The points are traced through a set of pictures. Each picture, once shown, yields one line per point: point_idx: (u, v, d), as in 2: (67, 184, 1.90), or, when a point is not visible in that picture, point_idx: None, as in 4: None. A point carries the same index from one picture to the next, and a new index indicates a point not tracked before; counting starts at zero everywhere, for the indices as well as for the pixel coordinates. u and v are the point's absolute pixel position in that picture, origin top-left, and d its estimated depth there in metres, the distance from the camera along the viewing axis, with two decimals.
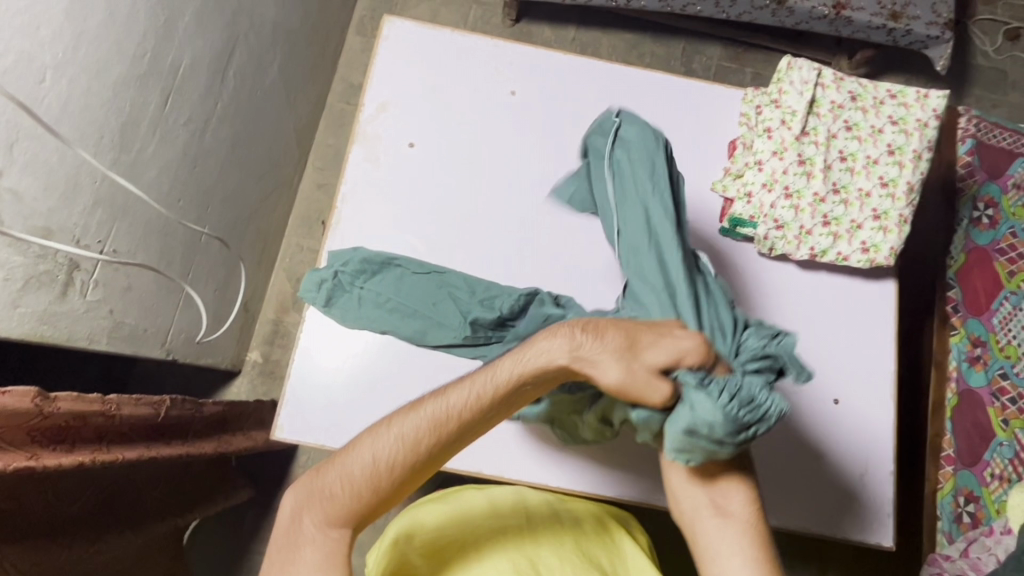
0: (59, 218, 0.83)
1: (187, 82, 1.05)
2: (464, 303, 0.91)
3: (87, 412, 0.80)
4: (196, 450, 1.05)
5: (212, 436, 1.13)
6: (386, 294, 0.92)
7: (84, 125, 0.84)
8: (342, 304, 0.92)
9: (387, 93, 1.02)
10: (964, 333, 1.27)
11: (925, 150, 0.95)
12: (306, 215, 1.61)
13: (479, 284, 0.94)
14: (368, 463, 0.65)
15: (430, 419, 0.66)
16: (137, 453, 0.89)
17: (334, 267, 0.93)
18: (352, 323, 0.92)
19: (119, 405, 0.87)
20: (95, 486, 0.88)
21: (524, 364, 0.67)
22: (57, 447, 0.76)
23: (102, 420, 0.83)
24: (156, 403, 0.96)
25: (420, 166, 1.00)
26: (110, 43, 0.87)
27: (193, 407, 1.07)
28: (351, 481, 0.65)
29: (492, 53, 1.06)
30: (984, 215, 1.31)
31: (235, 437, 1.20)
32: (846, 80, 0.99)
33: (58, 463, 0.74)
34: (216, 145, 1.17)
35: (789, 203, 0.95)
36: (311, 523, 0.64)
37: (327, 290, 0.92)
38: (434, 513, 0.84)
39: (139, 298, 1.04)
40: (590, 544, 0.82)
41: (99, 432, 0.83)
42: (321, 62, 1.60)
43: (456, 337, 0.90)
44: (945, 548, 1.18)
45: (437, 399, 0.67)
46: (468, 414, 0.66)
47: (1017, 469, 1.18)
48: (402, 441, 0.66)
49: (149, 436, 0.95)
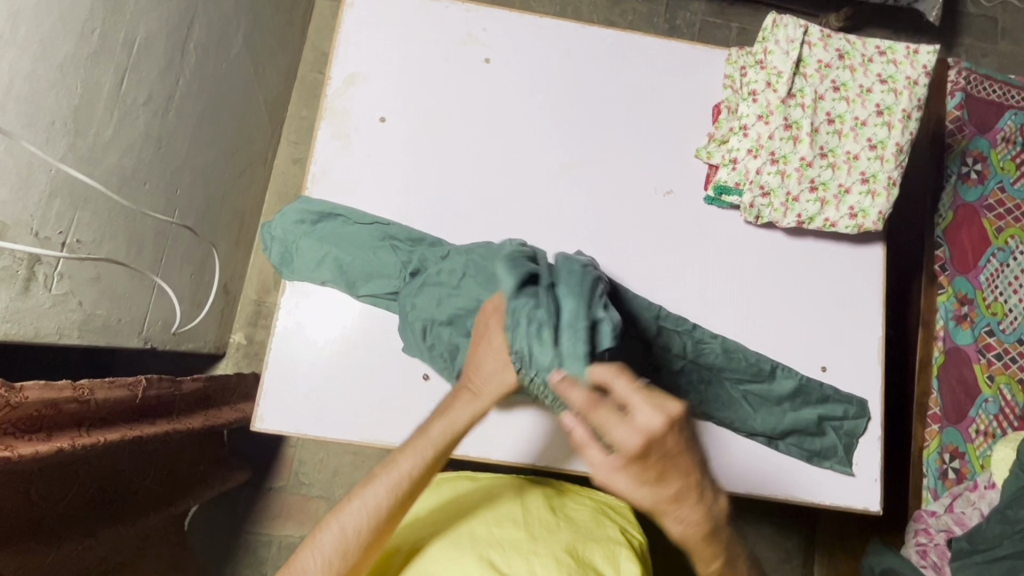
0: (13, 211, 0.79)
1: (143, 59, 0.99)
2: (406, 254, 0.90)
3: (58, 399, 0.77)
4: (183, 425, 1.03)
5: (198, 413, 1.11)
6: (326, 248, 0.91)
7: (31, 109, 0.80)
8: (296, 263, 0.92)
9: (355, 65, 0.97)
10: (951, 292, 1.25)
11: (914, 110, 0.92)
12: (282, 192, 1.56)
13: (423, 236, 0.93)
14: (339, 536, 0.68)
15: (385, 489, 0.70)
16: (119, 435, 0.86)
17: (283, 229, 0.93)
18: (296, 278, 0.92)
19: (92, 389, 0.83)
20: (80, 478, 0.86)
21: (454, 418, 0.74)
22: (32, 437, 0.73)
23: (76, 407, 0.80)
24: (132, 384, 0.91)
25: (393, 142, 0.96)
26: (54, 21, 0.81)
27: (172, 385, 1.02)
28: (326, 558, 0.67)
29: (463, 18, 1.00)
30: (972, 170, 1.29)
31: (223, 411, 1.18)
32: (833, 37, 0.95)
33: (35, 451, 0.71)
34: (180, 124, 1.12)
35: (776, 168, 0.92)
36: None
37: (278, 248, 0.93)
38: (429, 506, 0.88)
39: (110, 287, 1.00)
40: (585, 540, 0.82)
41: (75, 419, 0.80)
42: (289, 29, 1.53)
43: (397, 288, 0.90)
44: (930, 504, 1.20)
45: (392, 468, 0.71)
46: (418, 475, 0.71)
47: (1001, 424, 1.22)
48: (355, 519, 0.69)
49: (130, 417, 0.91)
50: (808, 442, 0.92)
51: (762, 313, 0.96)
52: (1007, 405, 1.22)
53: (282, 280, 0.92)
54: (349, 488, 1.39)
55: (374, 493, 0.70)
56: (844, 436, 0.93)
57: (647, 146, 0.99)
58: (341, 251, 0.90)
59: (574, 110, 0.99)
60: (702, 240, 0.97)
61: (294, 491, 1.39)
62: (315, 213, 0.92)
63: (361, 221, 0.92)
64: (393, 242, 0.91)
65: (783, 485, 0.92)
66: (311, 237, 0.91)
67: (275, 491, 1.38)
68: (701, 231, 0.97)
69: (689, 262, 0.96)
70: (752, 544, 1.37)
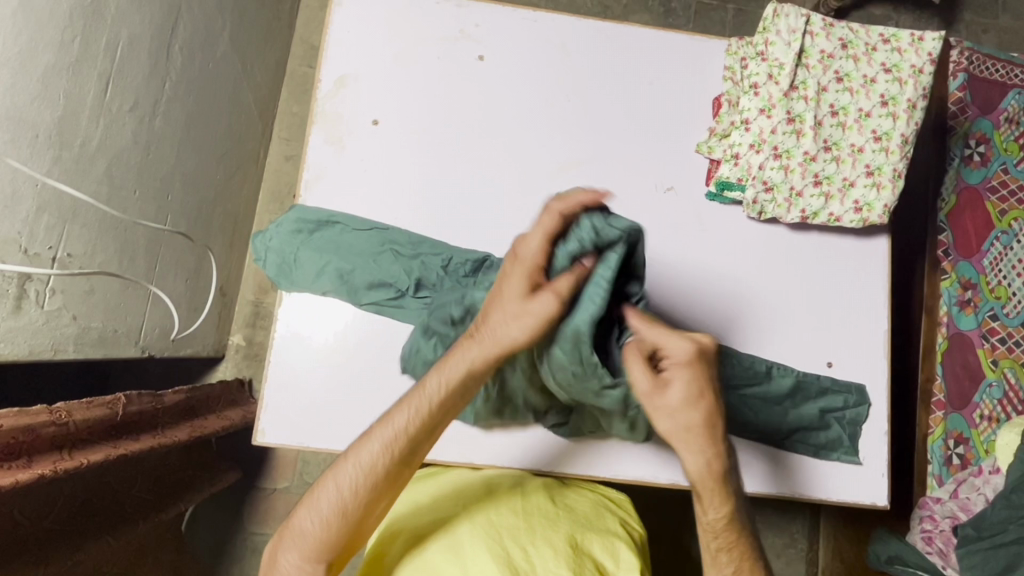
0: (1, 230, 0.77)
1: (128, 64, 0.96)
2: (405, 258, 0.89)
3: (35, 424, 0.75)
4: (169, 438, 1.02)
5: (184, 424, 1.10)
6: (326, 256, 0.89)
7: (14, 124, 0.78)
8: (294, 275, 0.90)
9: (345, 67, 0.95)
10: (955, 277, 1.24)
11: (919, 99, 0.90)
12: (275, 190, 1.54)
13: (421, 238, 0.91)
14: (363, 468, 0.70)
15: (406, 423, 0.71)
16: (103, 455, 0.85)
17: (276, 240, 0.90)
18: (296, 288, 0.90)
19: (70, 411, 0.82)
20: (64, 496, 0.85)
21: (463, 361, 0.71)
22: (11, 463, 0.72)
23: (55, 430, 0.79)
24: (110, 402, 0.90)
25: (388, 145, 0.94)
26: (32, 30, 0.78)
27: (153, 399, 1.01)
28: (348, 484, 0.70)
29: (454, 13, 0.97)
30: (976, 152, 1.27)
31: (209, 419, 1.17)
32: (836, 26, 0.92)
33: (16, 479, 0.70)
34: (169, 129, 1.10)
35: (778, 163, 0.90)
36: (289, 557, 0.69)
37: (274, 260, 0.90)
38: (428, 493, 0.88)
39: (103, 300, 0.99)
40: (585, 531, 0.81)
41: (55, 443, 0.79)
42: (276, 23, 1.50)
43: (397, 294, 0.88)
44: (935, 491, 1.19)
45: (410, 405, 0.71)
46: (438, 415, 0.72)
47: (1005, 409, 1.21)
48: (379, 450, 0.70)
49: (112, 435, 0.91)
50: (811, 437, 0.92)
51: (766, 309, 0.94)
52: (1011, 390, 1.22)
53: (281, 292, 0.91)
54: None
55: (394, 427, 0.71)
56: (848, 425, 0.92)
57: (646, 140, 0.97)
58: (340, 260, 0.89)
59: (571, 105, 0.97)
60: (704, 236, 0.95)
61: (299, 492, 1.38)
62: (312, 222, 0.90)
63: (358, 228, 0.90)
64: (393, 247, 0.89)
65: (791, 483, 0.91)
66: (309, 247, 0.89)
67: (278, 493, 1.37)
68: (702, 227, 0.95)
69: (690, 258, 0.95)
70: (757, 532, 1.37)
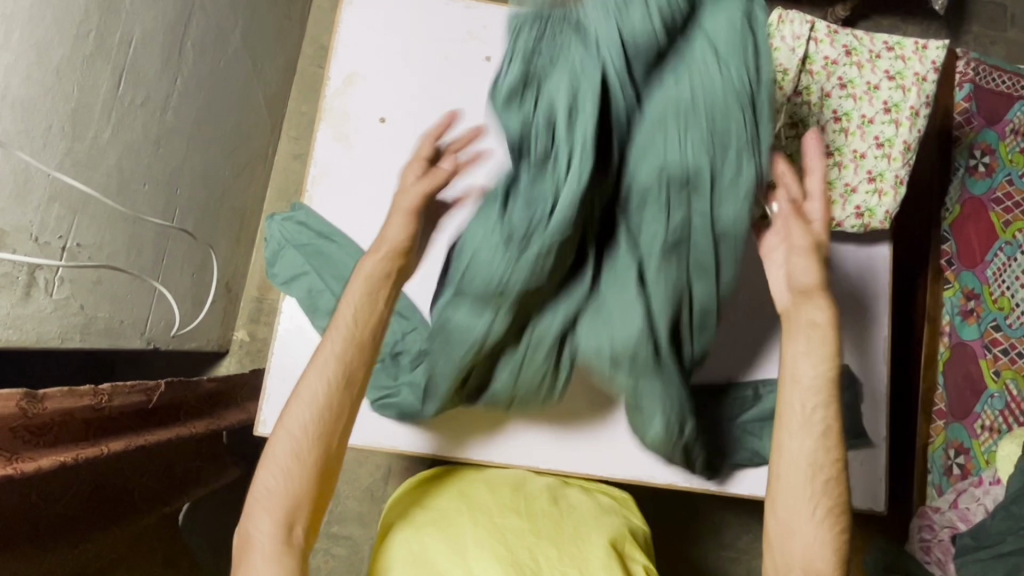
0: (12, 219, 0.79)
1: (140, 59, 0.98)
2: None
3: (75, 408, 0.78)
4: (189, 429, 1.03)
5: (206, 415, 1.11)
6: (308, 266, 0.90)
7: (28, 117, 0.79)
8: (285, 270, 0.91)
9: (354, 65, 0.96)
10: (958, 287, 1.24)
11: (922, 107, 0.91)
12: (282, 188, 1.55)
13: None
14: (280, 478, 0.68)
15: (308, 413, 0.71)
16: (126, 443, 0.86)
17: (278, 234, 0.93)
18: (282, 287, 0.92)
19: (111, 395, 0.85)
20: (80, 482, 0.85)
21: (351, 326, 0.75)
22: (38, 444, 0.73)
23: (91, 414, 0.81)
24: (148, 389, 0.93)
25: (393, 143, 0.95)
26: (47, 23, 0.80)
27: (187, 388, 1.05)
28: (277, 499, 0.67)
29: (463, 14, 0.99)
30: (980, 162, 1.27)
31: (230, 412, 1.17)
32: (840, 33, 0.94)
33: (37, 466, 0.70)
34: (178, 125, 1.11)
35: (781, 168, 0.91)
36: (260, 535, 0.66)
37: (271, 247, 0.93)
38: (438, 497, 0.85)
39: (110, 291, 1.00)
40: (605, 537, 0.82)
41: (87, 426, 0.81)
42: (288, 23, 1.52)
43: None
44: (934, 500, 1.19)
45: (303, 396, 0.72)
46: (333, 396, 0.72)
47: (1007, 420, 1.19)
48: (289, 453, 0.69)
49: (141, 423, 0.92)
50: None
51: None
52: (1013, 401, 1.20)
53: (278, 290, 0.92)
54: (353, 484, 1.37)
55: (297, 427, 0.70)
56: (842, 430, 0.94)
57: None
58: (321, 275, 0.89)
59: None
60: None
61: None
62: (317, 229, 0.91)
63: (353, 249, 0.90)
64: None
65: None
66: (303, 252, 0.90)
67: None
68: None
69: None
70: (759, 539, 1.35)
